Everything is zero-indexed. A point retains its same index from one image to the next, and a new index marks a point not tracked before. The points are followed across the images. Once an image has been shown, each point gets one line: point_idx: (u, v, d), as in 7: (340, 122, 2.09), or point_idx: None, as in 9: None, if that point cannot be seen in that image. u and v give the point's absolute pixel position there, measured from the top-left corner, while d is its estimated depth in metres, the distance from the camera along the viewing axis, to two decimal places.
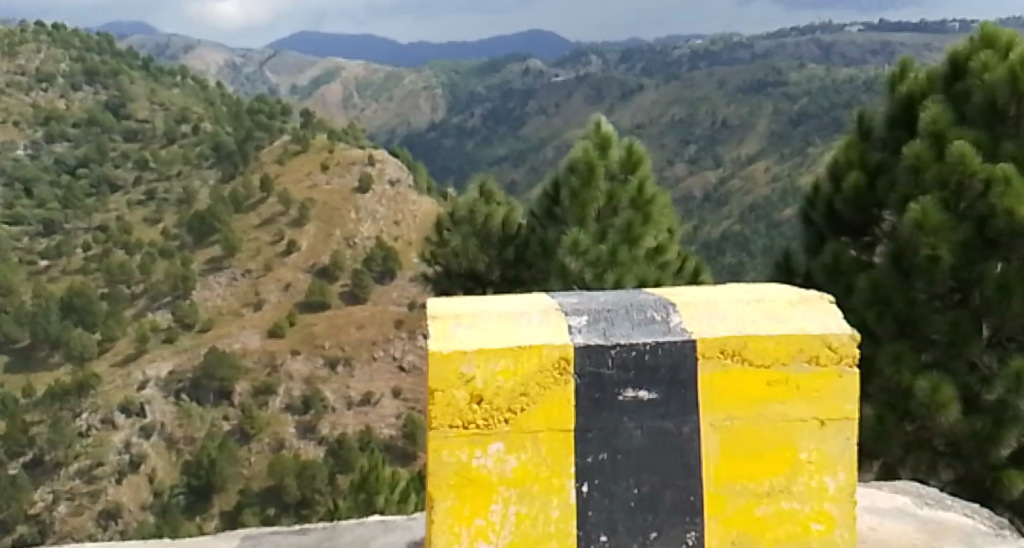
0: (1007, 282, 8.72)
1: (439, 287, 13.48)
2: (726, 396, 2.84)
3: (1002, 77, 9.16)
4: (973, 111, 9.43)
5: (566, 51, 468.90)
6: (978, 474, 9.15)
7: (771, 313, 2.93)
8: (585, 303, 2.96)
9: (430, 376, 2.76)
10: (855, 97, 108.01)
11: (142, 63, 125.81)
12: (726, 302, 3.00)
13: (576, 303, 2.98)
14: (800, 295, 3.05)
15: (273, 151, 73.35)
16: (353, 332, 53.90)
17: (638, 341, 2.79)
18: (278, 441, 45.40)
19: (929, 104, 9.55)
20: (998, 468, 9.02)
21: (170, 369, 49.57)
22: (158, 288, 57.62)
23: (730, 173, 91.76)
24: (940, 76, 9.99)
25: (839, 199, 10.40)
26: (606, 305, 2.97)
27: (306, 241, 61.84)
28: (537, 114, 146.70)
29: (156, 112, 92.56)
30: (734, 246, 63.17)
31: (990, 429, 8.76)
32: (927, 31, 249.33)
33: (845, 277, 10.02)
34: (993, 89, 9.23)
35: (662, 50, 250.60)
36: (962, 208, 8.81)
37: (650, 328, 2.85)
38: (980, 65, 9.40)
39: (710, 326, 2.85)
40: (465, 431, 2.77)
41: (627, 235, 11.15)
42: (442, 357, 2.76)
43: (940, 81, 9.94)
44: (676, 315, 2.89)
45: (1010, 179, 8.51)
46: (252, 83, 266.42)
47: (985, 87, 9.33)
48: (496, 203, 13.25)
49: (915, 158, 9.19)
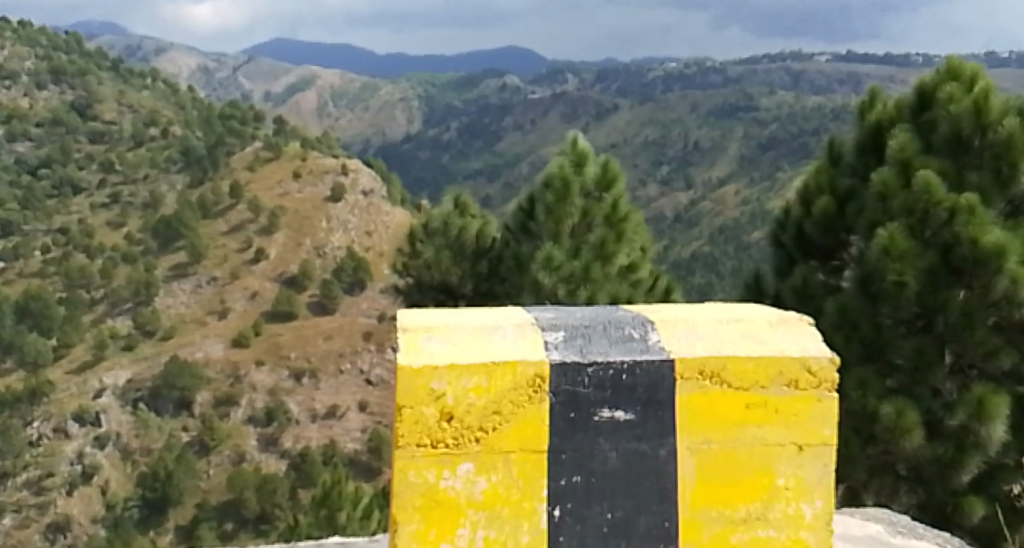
0: (970, 310, 8.72)
1: (410, 299, 13.39)
2: (703, 421, 2.68)
3: (966, 109, 9.15)
4: (937, 141, 9.41)
5: (542, 68, 470.41)
6: (940, 500, 9.10)
7: (750, 331, 2.81)
8: (563, 319, 2.81)
9: (398, 390, 2.58)
10: (825, 124, 109.05)
11: (111, 62, 124.61)
12: (709, 321, 2.87)
13: (553, 319, 2.83)
14: (782, 317, 2.91)
15: (243, 158, 72.80)
16: (319, 343, 53.42)
17: (614, 361, 2.66)
18: (238, 453, 45.38)
19: (897, 133, 9.53)
20: (958, 494, 8.98)
21: (128, 378, 48.87)
22: (118, 295, 56.15)
23: (700, 195, 92.26)
24: (908, 105, 10.00)
25: (808, 222, 10.37)
26: (582, 320, 2.82)
27: (275, 249, 61.34)
28: (512, 128, 146.98)
29: (123, 114, 91.66)
30: (703, 267, 63.44)
31: (952, 455, 8.71)
32: (897, 63, 252.55)
33: (813, 300, 9.97)
34: (957, 120, 9.21)
35: (637, 72, 252.46)
36: (927, 235, 8.79)
37: (627, 346, 2.71)
38: (946, 97, 9.40)
39: (686, 347, 2.72)
40: (433, 449, 2.58)
41: (600, 252, 11.03)
42: (409, 371, 2.58)
43: (907, 111, 9.95)
44: (655, 334, 2.76)
45: (974, 209, 8.53)
46: (225, 88, 265.45)
47: (950, 119, 9.33)
48: (470, 216, 13.10)
49: (882, 185, 9.15)
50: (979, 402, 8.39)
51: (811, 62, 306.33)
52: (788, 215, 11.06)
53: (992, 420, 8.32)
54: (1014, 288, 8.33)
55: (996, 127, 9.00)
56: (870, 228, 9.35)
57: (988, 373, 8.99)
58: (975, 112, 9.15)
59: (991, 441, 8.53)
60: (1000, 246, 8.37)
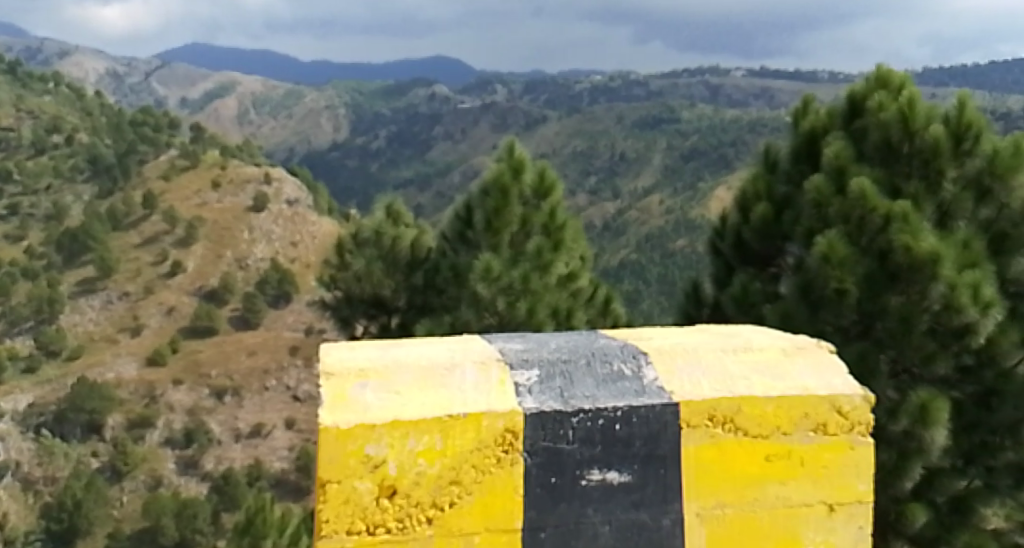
0: (912, 317, 7.07)
1: (339, 314, 12.63)
2: (712, 488, 2.53)
3: (894, 117, 7.83)
4: (870, 149, 8.02)
5: (468, 78, 470.08)
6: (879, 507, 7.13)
7: (755, 366, 2.66)
8: (536, 356, 2.66)
9: (327, 458, 2.40)
10: (743, 136, 110.66)
11: (12, 66, 119.99)
12: (711, 343, 2.78)
13: (521, 354, 2.67)
14: (795, 346, 2.77)
15: (158, 167, 70.89)
16: (242, 360, 51.67)
17: (606, 407, 2.51)
18: (154, 478, 44.17)
19: (828, 141, 8.13)
20: (901, 500, 7.04)
21: (30, 401, 47.35)
22: (18, 313, 53.33)
23: (626, 204, 92.50)
24: (839, 113, 9.17)
25: (746, 229, 9.33)
26: (560, 357, 2.66)
27: (193, 262, 59.36)
28: (440, 138, 145.63)
29: (25, 121, 88.89)
30: (631, 274, 63.19)
31: (895, 463, 6.69)
32: (808, 78, 258.43)
33: (753, 308, 8.86)
34: (888, 128, 7.86)
35: (565, 84, 254.75)
36: (864, 242, 7.28)
37: (618, 387, 2.57)
38: (876, 104, 8.07)
39: (691, 386, 2.57)
40: (390, 534, 2.41)
41: (537, 263, 10.30)
42: (360, 436, 2.39)
43: (839, 118, 9.11)
44: (650, 370, 2.62)
45: (909, 216, 7.07)
46: (140, 97, 258.73)
47: (881, 126, 7.98)
48: (404, 225, 12.39)
49: (815, 193, 7.72)
50: (922, 406, 6.46)
51: (728, 76, 312.43)
52: (726, 221, 10.13)
53: (938, 427, 6.41)
54: (952, 296, 6.81)
55: (923, 135, 7.70)
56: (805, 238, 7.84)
57: (927, 380, 7.25)
58: (902, 120, 7.84)
59: (935, 448, 6.56)
60: (937, 252, 6.87)
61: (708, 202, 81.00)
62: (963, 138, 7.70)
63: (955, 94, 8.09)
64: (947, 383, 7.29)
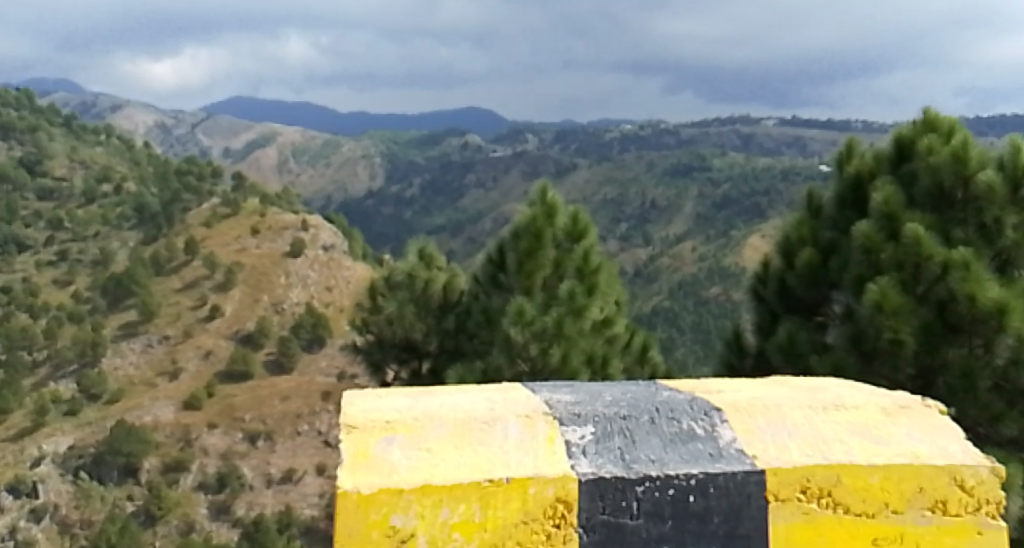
0: (974, 373, 6.66)
1: (370, 359, 12.34)
2: None
3: (946, 160, 7.40)
4: (920, 195, 7.60)
5: (501, 128, 470.87)
6: None
7: (833, 433, 2.70)
8: (600, 421, 2.71)
9: (348, 534, 2.42)
10: (776, 185, 109.74)
11: (65, 119, 122.16)
12: (788, 400, 2.86)
13: (583, 416, 2.74)
14: (886, 407, 2.82)
15: (200, 214, 71.56)
16: (275, 405, 51.20)
17: (686, 474, 2.53)
18: (187, 523, 44.08)
19: (877, 185, 7.70)
20: None
21: (70, 444, 47.02)
22: (62, 356, 54.51)
23: (658, 251, 91.70)
24: (887, 157, 8.73)
25: (791, 275, 8.91)
26: (619, 417, 2.75)
27: (230, 306, 59.52)
28: (474, 185, 145.81)
29: (75, 171, 90.33)
30: (663, 321, 62.31)
31: None
32: (841, 127, 257.06)
33: (801, 359, 8.39)
34: (939, 172, 7.44)
35: (596, 132, 254.79)
36: (920, 290, 6.91)
37: (694, 456, 2.60)
38: (925, 148, 7.65)
39: (769, 458, 2.58)
40: None
41: (570, 308, 9.88)
42: (407, 501, 2.45)
43: (887, 163, 8.66)
44: (730, 436, 2.66)
45: (970, 264, 6.68)
46: (180, 147, 261.12)
47: (931, 171, 7.55)
48: (436, 269, 12.07)
49: (865, 239, 7.28)
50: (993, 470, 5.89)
51: (758, 125, 310.98)
52: (768, 268, 9.72)
53: (1012, 492, 5.83)
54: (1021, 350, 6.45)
55: (978, 179, 7.27)
56: (855, 286, 7.44)
57: (995, 439, 6.77)
58: (954, 163, 7.41)
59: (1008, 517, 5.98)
60: (1003, 303, 6.50)
61: (742, 249, 79.96)
62: (1020, 185, 7.32)
63: (1007, 137, 7.74)
64: (1017, 444, 6.82)
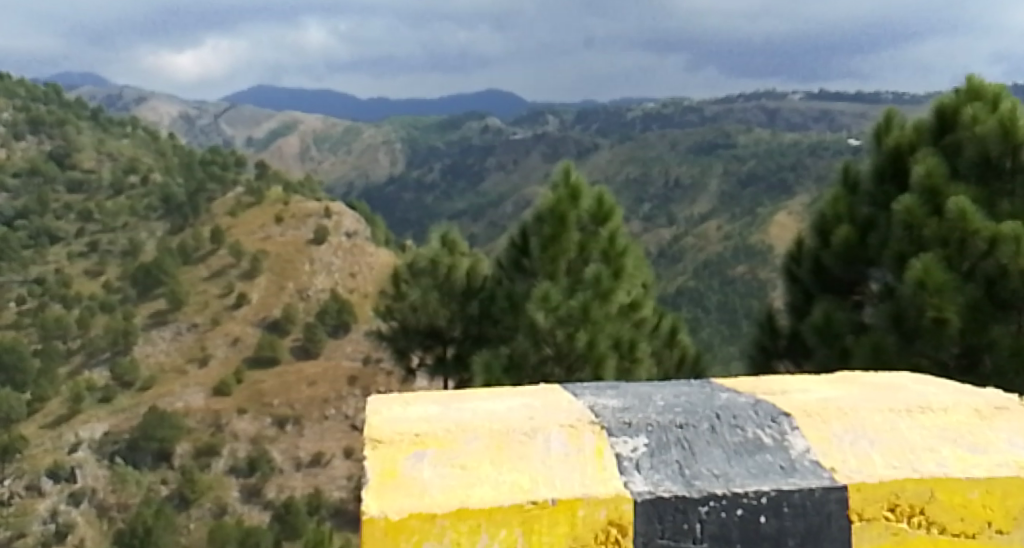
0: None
1: (395, 345, 12.21)
2: None
3: (993, 130, 7.43)
4: (964, 166, 7.65)
5: (521, 109, 469.38)
6: None
7: (906, 442, 2.52)
8: (657, 425, 2.58)
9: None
10: (803, 160, 108.48)
11: (92, 113, 122.73)
12: (862, 400, 2.72)
13: (636, 420, 2.60)
14: (970, 410, 2.68)
15: (225, 204, 71.80)
16: (303, 390, 51.25)
17: (757, 487, 2.38)
18: (220, 505, 44.04)
19: (918, 158, 7.71)
20: None
21: (105, 430, 47.50)
22: (95, 344, 54.86)
23: (684, 230, 90.96)
24: (928, 128, 8.43)
25: (826, 253, 8.65)
26: (674, 421, 2.60)
27: (257, 293, 59.62)
28: (496, 169, 145.36)
29: (103, 164, 90.70)
30: (689, 301, 61.76)
31: None
32: (866, 100, 253.92)
33: (837, 339, 8.15)
34: (984, 142, 7.48)
35: (617, 113, 253.28)
36: (966, 267, 7.02)
37: (765, 470, 2.44)
38: (969, 119, 7.66)
39: (845, 473, 2.41)
40: None
41: (597, 291, 9.67)
42: (446, 527, 2.29)
43: (928, 134, 8.37)
44: (802, 448, 2.50)
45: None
46: (203, 138, 261.48)
47: (976, 141, 7.58)
48: (459, 254, 11.81)
49: (907, 214, 7.36)
50: None
51: (781, 101, 307.87)
52: (803, 245, 9.46)
53: None
54: None
55: None
56: (896, 263, 7.53)
57: None
58: (1001, 134, 7.45)
59: None
60: None
61: (768, 227, 79.08)
62: None
63: None
64: None
